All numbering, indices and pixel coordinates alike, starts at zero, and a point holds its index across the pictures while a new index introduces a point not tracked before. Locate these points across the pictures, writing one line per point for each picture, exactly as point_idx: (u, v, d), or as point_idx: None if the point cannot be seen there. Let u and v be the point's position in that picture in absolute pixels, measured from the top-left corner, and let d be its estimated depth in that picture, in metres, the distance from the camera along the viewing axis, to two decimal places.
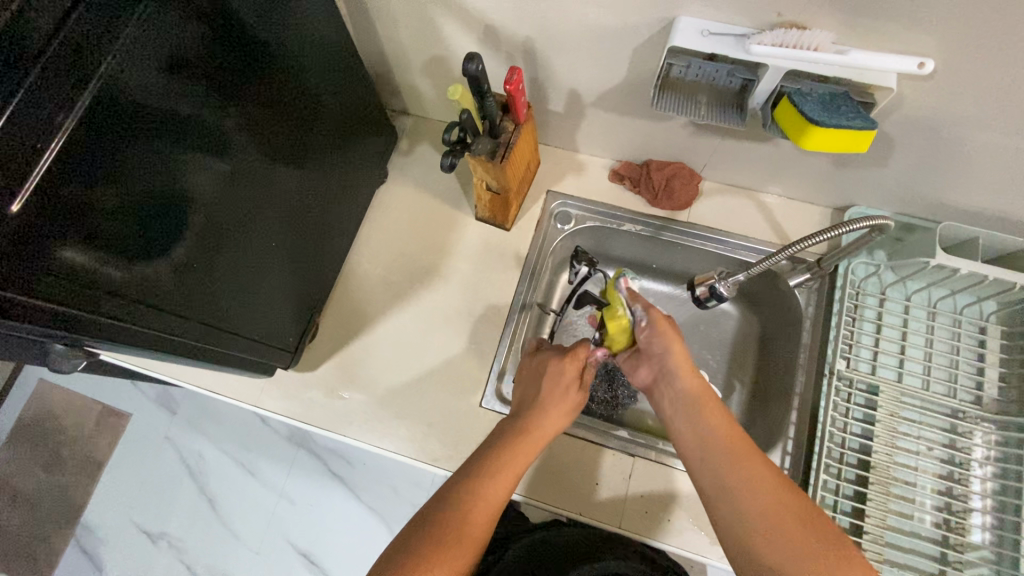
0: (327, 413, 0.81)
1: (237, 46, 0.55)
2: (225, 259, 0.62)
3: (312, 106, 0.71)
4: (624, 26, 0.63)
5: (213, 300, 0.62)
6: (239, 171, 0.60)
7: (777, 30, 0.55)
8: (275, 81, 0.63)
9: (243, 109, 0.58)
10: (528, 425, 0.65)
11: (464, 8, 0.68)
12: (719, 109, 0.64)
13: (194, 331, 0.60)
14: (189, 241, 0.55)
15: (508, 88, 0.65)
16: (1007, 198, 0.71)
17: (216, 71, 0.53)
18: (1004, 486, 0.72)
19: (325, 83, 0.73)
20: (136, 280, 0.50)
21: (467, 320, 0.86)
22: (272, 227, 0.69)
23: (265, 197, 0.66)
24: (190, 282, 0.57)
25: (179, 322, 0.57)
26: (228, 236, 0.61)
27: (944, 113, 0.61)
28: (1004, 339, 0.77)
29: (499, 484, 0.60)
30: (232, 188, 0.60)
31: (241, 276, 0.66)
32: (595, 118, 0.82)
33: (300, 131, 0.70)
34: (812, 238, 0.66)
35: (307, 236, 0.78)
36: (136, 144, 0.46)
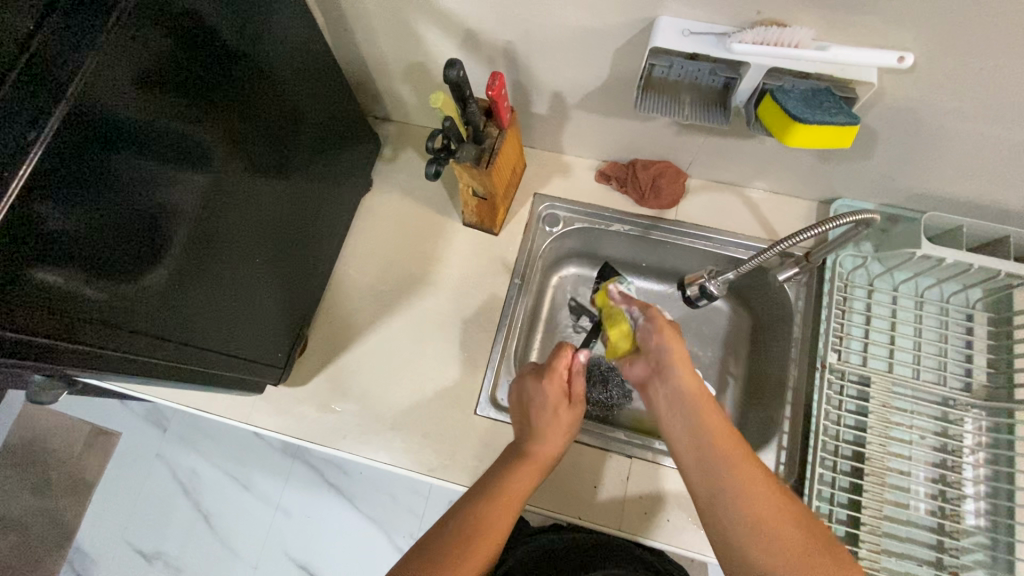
0: (321, 427, 0.80)
1: (214, 59, 0.54)
2: (210, 282, 0.61)
3: (293, 116, 0.71)
4: (606, 28, 0.63)
5: (201, 322, 0.61)
6: (222, 189, 0.59)
7: (758, 28, 0.55)
8: (255, 95, 0.62)
9: (222, 126, 0.57)
10: (524, 471, 0.63)
11: (444, 12, 0.68)
12: (703, 108, 0.63)
13: (181, 354, 0.59)
14: (174, 265, 0.55)
15: (490, 94, 0.63)
16: (988, 186, 0.72)
17: (193, 86, 0.52)
18: (996, 471, 0.73)
19: (305, 93, 0.72)
20: (121, 302, 0.49)
21: (459, 327, 0.85)
22: (257, 240, 0.68)
23: (248, 217, 0.65)
24: (176, 305, 0.57)
25: (165, 346, 0.56)
26: (213, 256, 0.60)
27: (924, 105, 0.62)
28: (991, 325, 0.78)
29: (493, 532, 0.58)
30: (214, 206, 0.59)
31: (228, 297, 0.65)
32: (579, 120, 0.82)
33: (281, 142, 0.69)
34: (810, 231, 0.66)
35: (292, 249, 0.77)
36: (112, 162, 0.45)
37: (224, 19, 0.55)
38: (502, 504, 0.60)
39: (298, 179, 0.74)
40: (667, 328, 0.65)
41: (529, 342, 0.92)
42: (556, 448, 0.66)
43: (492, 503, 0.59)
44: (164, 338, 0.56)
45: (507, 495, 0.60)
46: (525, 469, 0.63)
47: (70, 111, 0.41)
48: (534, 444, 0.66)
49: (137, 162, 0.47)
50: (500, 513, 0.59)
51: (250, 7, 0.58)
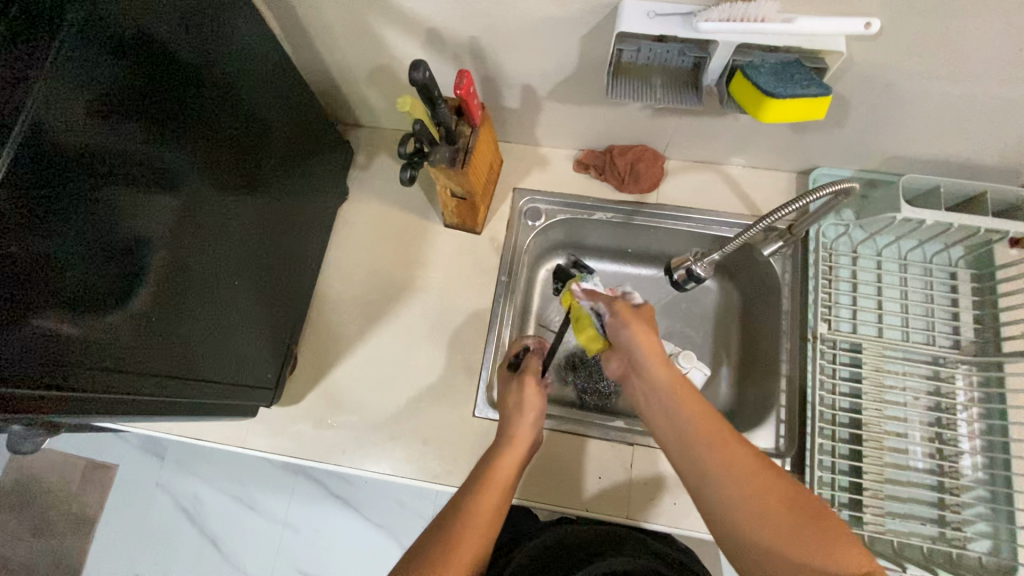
0: (319, 444, 0.79)
1: (169, 76, 0.52)
2: (188, 310, 0.59)
3: (258, 130, 0.68)
4: (570, 16, 0.62)
5: (183, 352, 0.59)
6: (192, 213, 0.57)
7: (723, 5, 0.55)
8: (217, 111, 0.60)
9: (188, 148, 0.55)
10: (506, 453, 0.64)
11: (404, 12, 0.66)
12: (675, 90, 0.63)
13: (165, 386, 0.57)
14: (149, 296, 0.53)
15: (458, 93, 0.62)
16: (962, 143, 0.72)
17: (153, 108, 0.50)
18: (991, 425, 0.73)
19: (268, 105, 0.70)
20: (95, 338, 0.47)
21: (449, 330, 0.84)
22: (233, 261, 0.66)
23: (222, 240, 0.63)
24: (155, 336, 0.55)
25: (146, 380, 0.55)
26: (189, 283, 0.58)
27: (894, 67, 0.62)
28: (974, 281, 0.79)
29: (484, 517, 0.57)
30: (185, 231, 0.57)
31: (208, 324, 0.63)
32: (552, 110, 0.81)
33: (248, 158, 0.67)
34: (798, 203, 0.65)
35: (269, 266, 0.75)
36: (70, 195, 0.43)
37: (180, 37, 0.53)
38: (492, 487, 0.60)
39: (271, 196, 0.72)
40: (636, 322, 0.63)
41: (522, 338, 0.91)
42: (533, 427, 0.67)
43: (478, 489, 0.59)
44: (144, 372, 0.54)
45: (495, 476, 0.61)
46: (508, 448, 0.65)
47: (26, 140, 0.39)
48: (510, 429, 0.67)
49: (99, 191, 0.45)
50: (486, 496, 0.59)
51: (203, 19, 0.56)
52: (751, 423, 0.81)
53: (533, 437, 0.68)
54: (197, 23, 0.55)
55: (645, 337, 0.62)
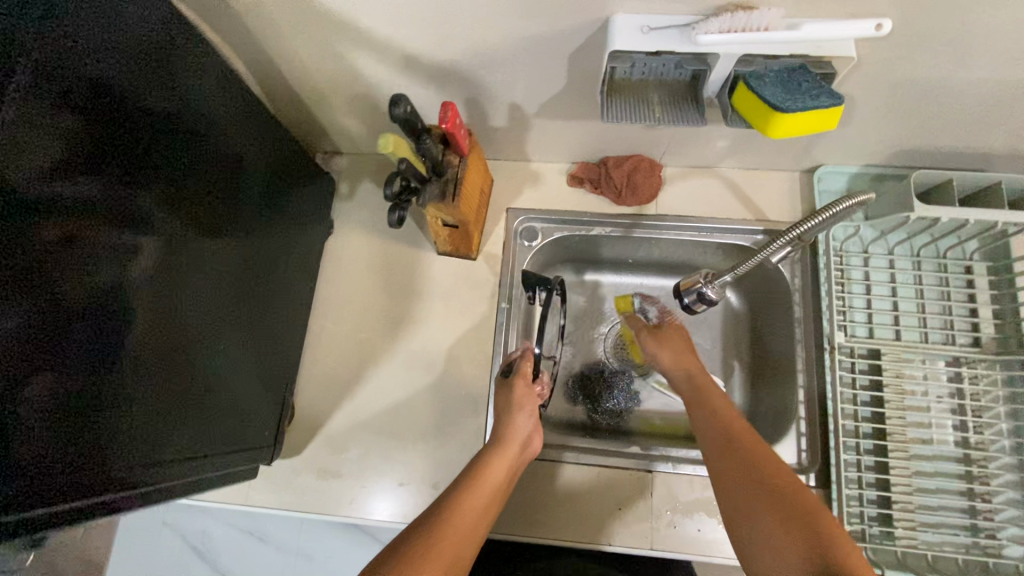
0: (326, 494, 0.76)
1: (137, 131, 0.47)
2: (173, 386, 0.55)
3: (236, 177, 0.63)
4: (557, 34, 0.57)
5: (172, 431, 0.55)
6: (171, 284, 0.53)
7: (722, 16, 0.51)
8: (190, 163, 0.55)
9: (162, 216, 0.51)
10: (495, 458, 0.65)
11: (377, 40, 0.61)
12: (675, 107, 0.58)
13: (153, 471, 0.53)
14: (130, 382, 0.49)
15: (443, 127, 0.57)
16: (974, 134, 0.69)
17: (119, 168, 0.45)
18: (1019, 427, 0.70)
19: (247, 148, 0.65)
20: (67, 435, 0.42)
21: (452, 364, 0.81)
22: (214, 319, 0.61)
23: (203, 305, 0.59)
24: (140, 423, 0.50)
25: (133, 471, 0.50)
26: (171, 357, 0.54)
27: (904, 64, 0.58)
28: (991, 274, 0.76)
29: (469, 512, 0.57)
30: (163, 305, 0.53)
31: (193, 392, 0.58)
32: (541, 127, 0.77)
33: (225, 208, 0.62)
34: (829, 214, 0.60)
35: (253, 318, 0.70)
36: (20, 280, 0.38)
37: (150, 99, 0.48)
38: (479, 487, 0.60)
39: (253, 248, 0.68)
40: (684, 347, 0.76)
41: None
42: (524, 429, 0.69)
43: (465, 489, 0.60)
44: (131, 463, 0.50)
45: (485, 477, 0.62)
46: (498, 453, 0.65)
47: None
48: (503, 431, 0.69)
49: (56, 266, 0.40)
50: (473, 497, 0.59)
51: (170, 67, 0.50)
52: (771, 437, 0.79)
53: (523, 442, 0.69)
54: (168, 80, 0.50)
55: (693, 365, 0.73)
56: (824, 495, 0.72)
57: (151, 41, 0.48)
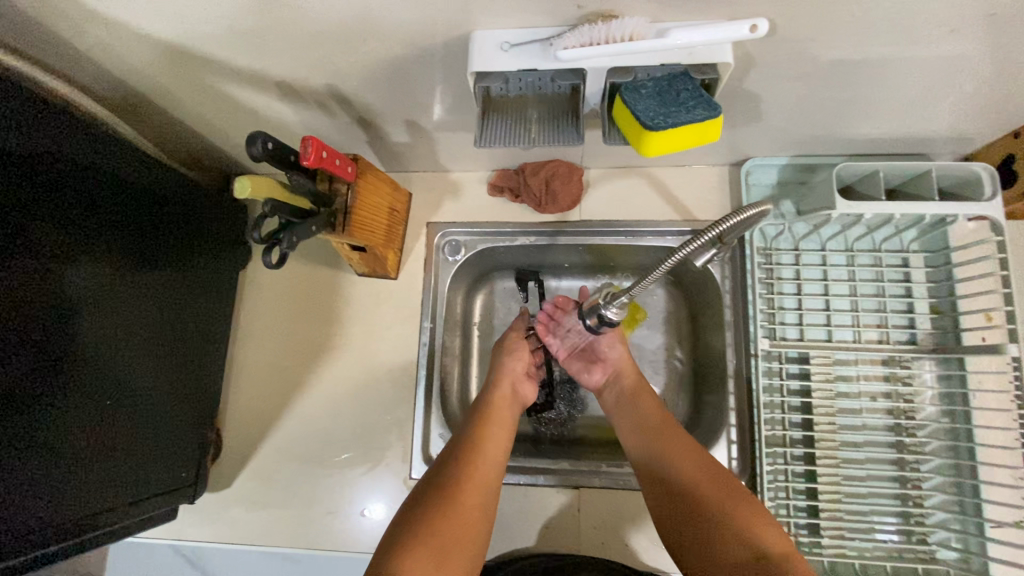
0: (258, 525, 0.77)
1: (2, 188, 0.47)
2: (81, 445, 0.57)
3: (145, 224, 0.64)
4: (423, 53, 0.54)
5: (79, 489, 0.57)
6: (63, 350, 0.54)
7: (582, 28, 0.46)
8: (80, 215, 0.55)
9: (43, 288, 0.52)
10: (499, 395, 0.70)
11: (243, 70, 0.58)
12: (552, 123, 0.55)
13: (57, 529, 0.55)
14: (20, 451, 0.50)
15: (307, 164, 0.54)
16: (897, 120, 0.64)
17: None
18: (954, 429, 0.69)
19: (160, 196, 0.66)
20: None
21: (377, 388, 0.80)
22: (131, 361, 0.63)
23: (112, 362, 0.60)
24: (33, 488, 0.52)
25: (28, 534, 0.52)
26: (73, 419, 0.55)
27: (801, 59, 0.53)
28: (928, 266, 0.72)
29: (489, 463, 0.62)
30: (59, 371, 0.54)
31: (98, 439, 0.59)
32: (447, 139, 0.73)
33: (136, 256, 0.63)
34: (737, 218, 0.53)
35: (177, 357, 0.71)
36: None
37: (15, 177, 0.48)
38: (497, 427, 0.66)
39: (169, 296, 0.69)
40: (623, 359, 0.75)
41: (461, 378, 0.87)
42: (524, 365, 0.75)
43: (487, 433, 0.65)
44: (24, 526, 0.52)
45: (496, 418, 0.67)
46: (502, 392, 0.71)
47: None
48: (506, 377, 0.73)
49: None
50: (494, 437, 0.65)
51: (45, 125, 0.51)
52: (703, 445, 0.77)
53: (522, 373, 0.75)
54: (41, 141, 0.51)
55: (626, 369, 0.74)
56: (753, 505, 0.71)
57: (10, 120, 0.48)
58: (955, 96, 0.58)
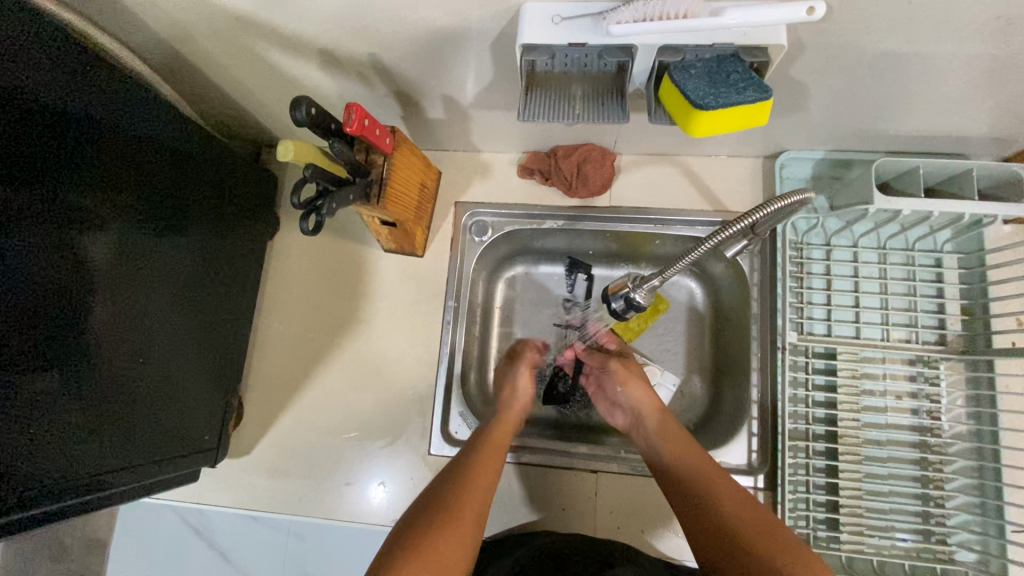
0: (275, 493, 0.78)
1: (49, 144, 0.49)
2: (94, 414, 0.56)
3: (182, 210, 0.65)
4: (469, 25, 0.53)
5: (108, 446, 0.58)
6: (71, 307, 0.52)
7: (636, 3, 0.46)
8: (124, 181, 0.57)
9: (52, 244, 0.50)
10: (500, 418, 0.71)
11: (287, 35, 0.58)
12: (596, 101, 0.55)
13: (71, 488, 0.55)
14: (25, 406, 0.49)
15: (349, 130, 0.54)
16: (941, 116, 0.63)
17: (41, 182, 0.48)
18: (980, 432, 0.68)
19: (199, 189, 0.68)
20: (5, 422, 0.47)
21: (399, 363, 0.80)
22: (167, 332, 0.65)
23: (123, 322, 0.59)
24: (38, 446, 0.51)
25: (41, 491, 0.52)
26: (81, 378, 0.54)
27: (852, 47, 0.52)
28: (961, 267, 0.72)
29: (484, 474, 0.63)
30: (67, 326, 0.52)
31: (131, 398, 0.61)
32: (482, 117, 0.73)
33: (176, 225, 0.64)
34: (778, 202, 0.54)
35: (209, 334, 0.73)
36: None
37: (31, 133, 0.47)
38: (492, 444, 0.67)
39: (189, 263, 0.68)
40: (630, 376, 0.75)
41: (482, 358, 0.87)
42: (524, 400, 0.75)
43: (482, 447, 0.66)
44: (34, 485, 0.51)
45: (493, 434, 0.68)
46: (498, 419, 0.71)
47: None
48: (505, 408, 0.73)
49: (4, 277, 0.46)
50: (489, 453, 0.65)
51: (84, 83, 0.52)
52: (722, 437, 0.77)
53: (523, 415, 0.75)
54: (83, 97, 0.51)
55: (639, 388, 0.74)
56: (771, 498, 0.71)
57: (22, 67, 0.46)
58: (1003, 95, 0.57)
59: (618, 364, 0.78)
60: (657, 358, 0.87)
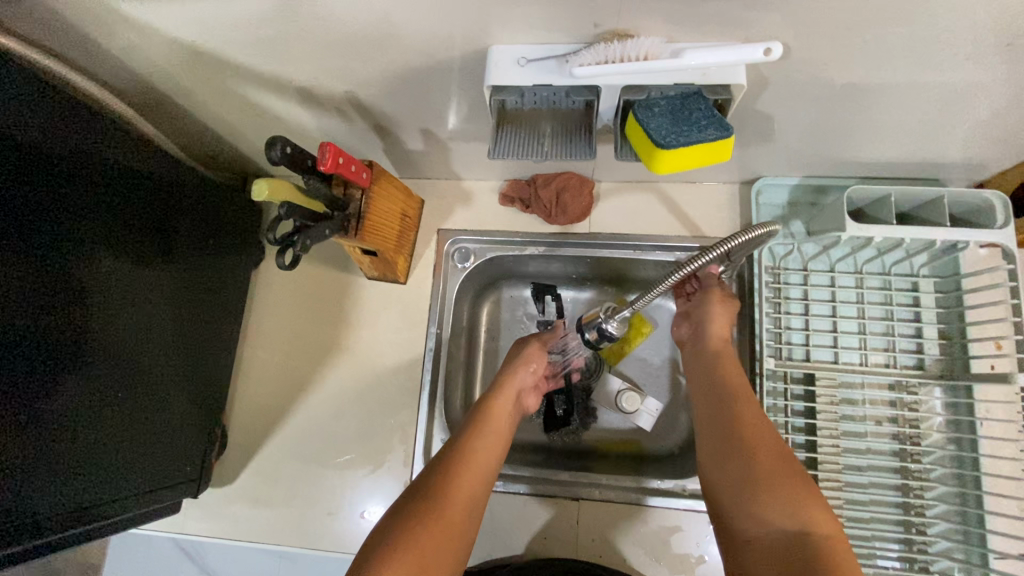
0: (258, 523, 0.78)
1: (42, 185, 0.50)
2: (80, 442, 0.57)
3: (168, 233, 0.67)
4: (441, 64, 0.55)
5: (93, 477, 0.59)
6: (56, 345, 0.53)
7: (596, 47, 0.47)
8: (113, 218, 0.58)
9: (38, 284, 0.51)
10: (500, 399, 0.70)
11: (265, 75, 0.59)
12: (565, 138, 0.56)
13: (53, 524, 0.55)
14: (5, 443, 0.49)
15: (324, 169, 0.55)
16: (909, 144, 0.64)
17: (35, 222, 0.50)
18: (961, 457, 0.68)
19: (186, 209, 0.69)
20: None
21: (382, 390, 0.81)
22: (155, 355, 0.66)
23: (106, 357, 0.59)
24: (20, 482, 0.51)
25: (23, 529, 0.52)
26: (68, 405, 0.55)
27: (817, 82, 0.54)
28: (938, 292, 0.72)
29: (478, 465, 0.62)
30: (50, 364, 0.52)
31: (117, 427, 0.61)
32: (461, 148, 0.75)
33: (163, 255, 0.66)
34: (743, 235, 0.55)
35: (194, 354, 0.74)
36: None
37: (25, 178, 0.49)
38: (491, 434, 0.65)
39: (177, 289, 0.69)
40: (722, 309, 0.71)
41: (466, 384, 0.87)
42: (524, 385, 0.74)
43: (481, 436, 0.64)
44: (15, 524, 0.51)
45: (493, 421, 0.67)
46: (499, 398, 0.70)
47: None
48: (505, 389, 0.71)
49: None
50: (485, 442, 0.64)
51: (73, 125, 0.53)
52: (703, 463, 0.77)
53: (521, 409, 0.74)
54: (71, 140, 0.53)
55: (722, 322, 0.70)
56: None
57: (10, 113, 0.47)
58: (968, 125, 0.59)
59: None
60: (640, 381, 0.87)
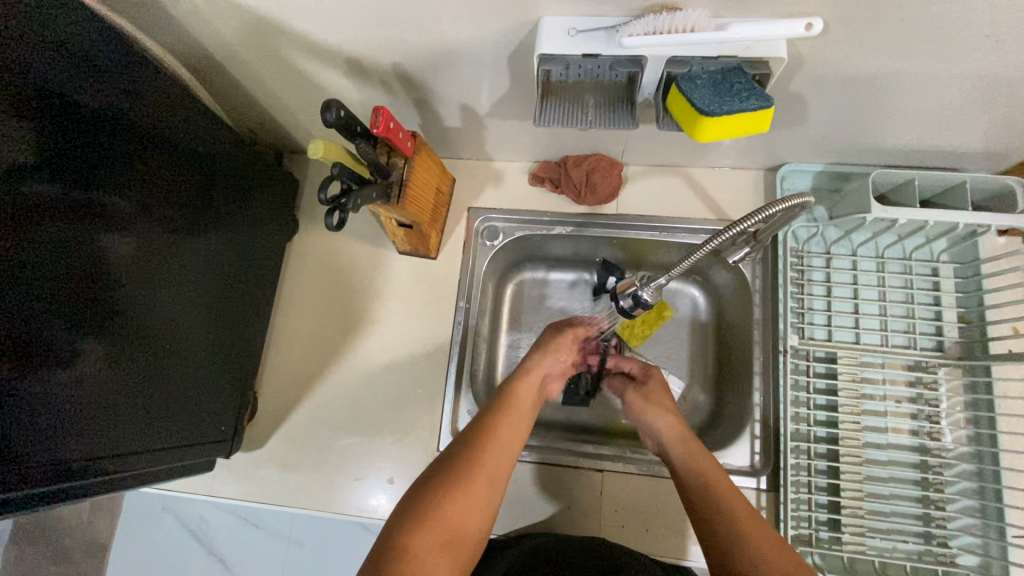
0: (286, 488, 0.79)
1: (104, 137, 0.53)
2: (130, 388, 0.59)
3: (208, 190, 0.68)
4: (489, 36, 0.57)
5: (141, 423, 0.61)
6: (100, 290, 0.54)
7: (647, 18, 0.49)
8: (160, 174, 0.60)
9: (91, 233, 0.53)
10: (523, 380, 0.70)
11: (317, 44, 0.62)
12: (607, 109, 0.58)
13: (70, 470, 0.53)
14: (58, 383, 0.50)
15: (376, 131, 0.58)
16: (934, 131, 0.66)
17: (93, 174, 0.52)
18: (979, 436, 0.69)
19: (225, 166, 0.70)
20: (54, 394, 0.50)
21: (410, 361, 0.83)
22: (194, 311, 0.68)
23: (144, 307, 0.60)
24: (75, 424, 0.53)
25: (47, 472, 0.51)
26: (121, 351, 0.57)
27: (852, 63, 0.56)
28: (958, 277, 0.74)
29: (503, 438, 0.62)
30: (99, 309, 0.54)
31: (159, 378, 0.63)
32: (497, 126, 0.77)
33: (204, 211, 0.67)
34: (782, 204, 0.56)
35: (231, 313, 0.76)
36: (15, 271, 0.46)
37: (85, 129, 0.51)
38: (515, 412, 0.66)
39: (216, 248, 0.71)
40: (648, 408, 0.73)
41: (490, 360, 0.89)
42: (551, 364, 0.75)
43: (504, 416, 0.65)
44: (34, 468, 0.50)
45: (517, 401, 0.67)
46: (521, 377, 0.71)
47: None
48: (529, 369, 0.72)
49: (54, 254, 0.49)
50: (510, 422, 0.64)
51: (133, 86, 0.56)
52: (725, 440, 0.78)
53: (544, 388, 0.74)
54: (134, 100, 0.56)
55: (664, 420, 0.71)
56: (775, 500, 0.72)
57: (73, 71, 0.49)
58: (994, 112, 0.61)
59: (636, 395, 0.76)
60: (660, 363, 0.89)
